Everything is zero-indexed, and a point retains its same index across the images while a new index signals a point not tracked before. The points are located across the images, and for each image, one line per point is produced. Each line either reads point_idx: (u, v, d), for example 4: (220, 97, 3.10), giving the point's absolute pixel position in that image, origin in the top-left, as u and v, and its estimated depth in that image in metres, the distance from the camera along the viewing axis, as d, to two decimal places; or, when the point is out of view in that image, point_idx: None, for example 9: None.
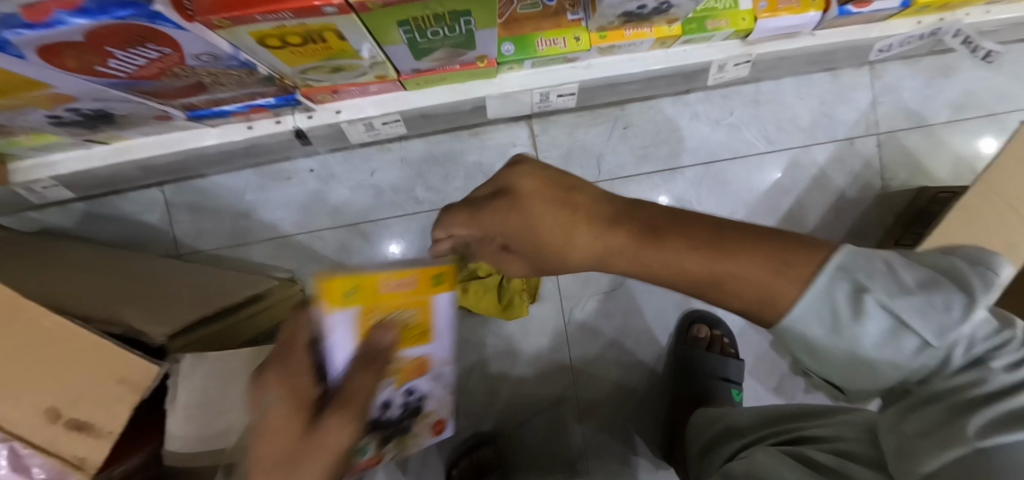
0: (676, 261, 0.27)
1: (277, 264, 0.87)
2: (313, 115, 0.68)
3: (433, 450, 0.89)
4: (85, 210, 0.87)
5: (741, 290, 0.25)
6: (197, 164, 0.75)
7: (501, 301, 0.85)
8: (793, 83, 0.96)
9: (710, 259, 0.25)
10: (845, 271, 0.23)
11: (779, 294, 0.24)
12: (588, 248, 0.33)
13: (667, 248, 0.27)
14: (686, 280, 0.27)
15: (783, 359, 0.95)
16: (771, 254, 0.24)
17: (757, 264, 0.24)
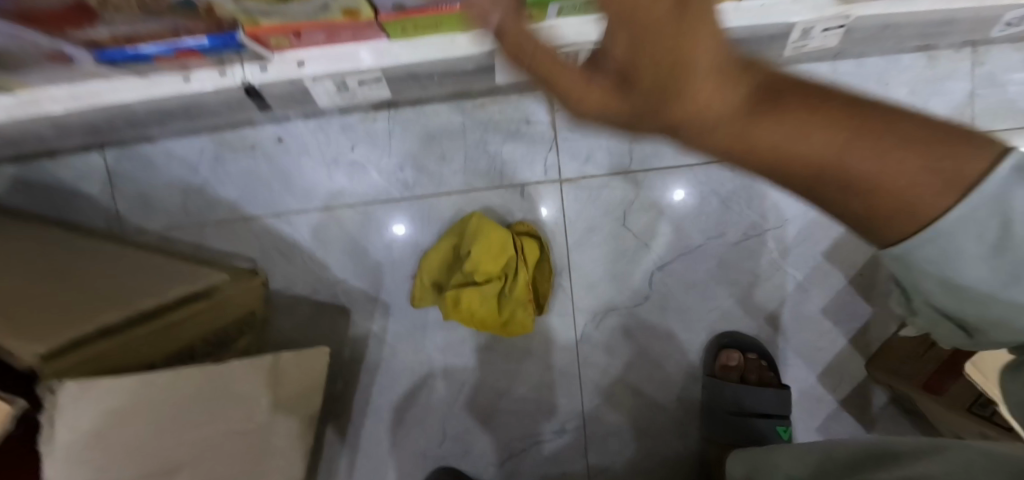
0: (801, 139, 0.16)
1: (236, 251, 0.73)
2: (266, 67, 0.52)
3: (413, 474, 0.77)
4: (16, 175, 0.72)
5: (882, 187, 0.16)
6: (134, 123, 0.60)
7: (501, 313, 0.67)
8: (879, 63, 0.77)
9: (857, 142, 0.15)
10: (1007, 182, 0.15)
11: (920, 204, 0.15)
12: (727, 136, 0.17)
13: (800, 114, 0.16)
14: (795, 171, 0.17)
15: (833, 397, 0.79)
16: (927, 146, 0.15)
17: (913, 154, 0.15)
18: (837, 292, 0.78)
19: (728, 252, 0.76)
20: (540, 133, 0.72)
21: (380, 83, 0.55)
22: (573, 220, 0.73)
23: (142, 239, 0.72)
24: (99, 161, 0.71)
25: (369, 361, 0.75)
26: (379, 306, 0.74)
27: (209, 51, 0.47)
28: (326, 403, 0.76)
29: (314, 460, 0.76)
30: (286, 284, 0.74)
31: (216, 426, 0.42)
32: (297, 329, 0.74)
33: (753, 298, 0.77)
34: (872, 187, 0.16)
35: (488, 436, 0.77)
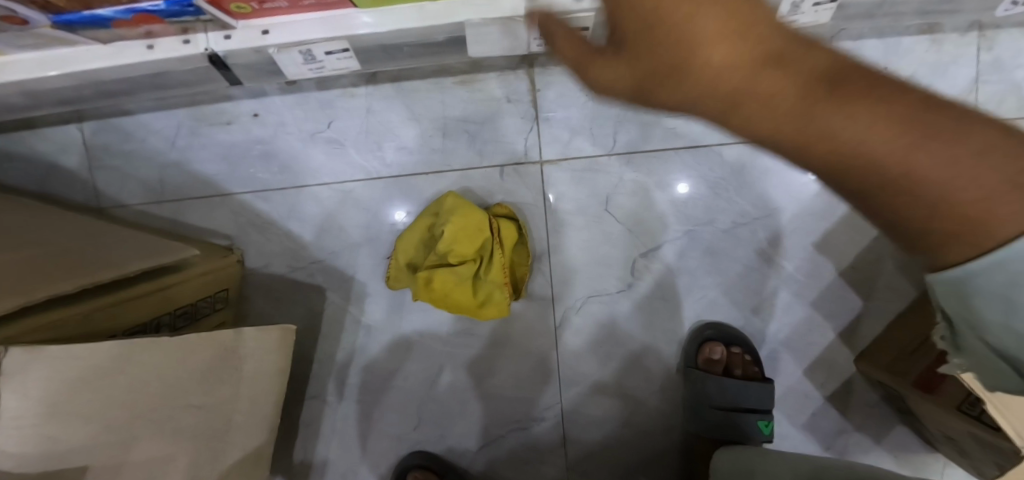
0: (858, 133, 0.17)
1: (213, 228, 0.72)
2: (231, 35, 0.50)
3: (388, 456, 0.77)
4: None
5: (940, 189, 0.16)
6: (103, 93, 0.59)
7: (477, 296, 0.66)
8: (879, 46, 0.73)
9: (921, 143, 0.16)
10: None
11: (997, 222, 0.16)
12: (797, 134, 0.18)
13: (868, 108, 0.17)
14: (864, 175, 0.18)
15: (819, 392, 0.77)
16: (998, 161, 0.16)
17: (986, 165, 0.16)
18: (829, 284, 0.75)
19: (715, 240, 0.74)
20: (522, 112, 0.69)
21: (349, 53, 0.54)
22: (554, 202, 0.71)
23: (120, 214, 0.71)
24: (76, 134, 0.70)
25: (346, 342, 0.75)
26: (356, 287, 0.73)
27: (167, 15, 0.46)
28: (303, 383, 0.75)
29: (291, 439, 0.76)
30: (263, 262, 0.73)
31: (172, 404, 0.38)
32: (274, 308, 0.73)
33: (740, 288, 0.75)
34: (916, 181, 0.16)
35: (465, 422, 0.77)
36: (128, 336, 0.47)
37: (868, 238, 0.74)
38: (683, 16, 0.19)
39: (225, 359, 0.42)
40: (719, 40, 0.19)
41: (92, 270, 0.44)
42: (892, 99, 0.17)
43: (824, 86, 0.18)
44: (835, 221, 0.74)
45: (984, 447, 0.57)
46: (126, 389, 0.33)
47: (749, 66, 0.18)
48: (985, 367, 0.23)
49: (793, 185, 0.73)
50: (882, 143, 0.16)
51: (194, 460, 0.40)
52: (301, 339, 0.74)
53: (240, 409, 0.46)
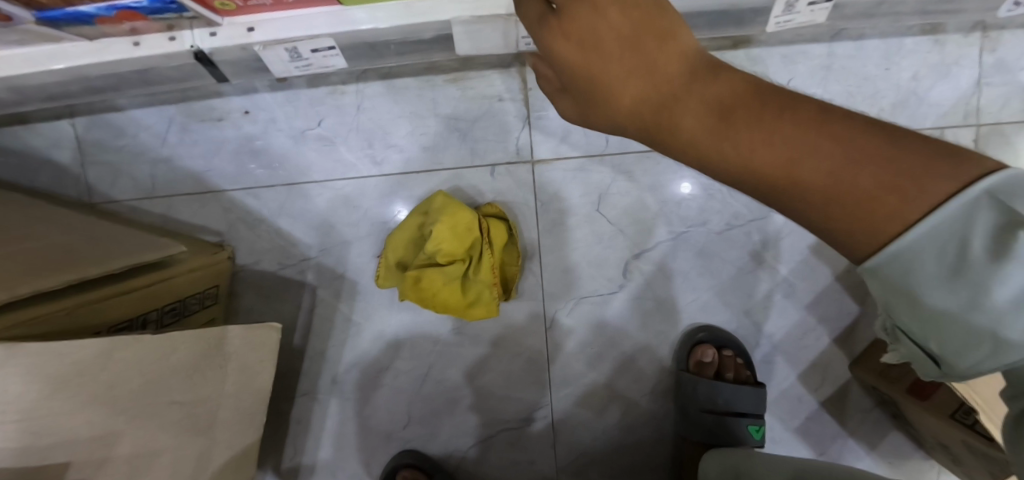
0: (739, 147, 0.19)
1: (204, 224, 0.72)
2: (217, 32, 0.50)
3: (377, 453, 0.77)
4: None
5: (822, 191, 0.17)
6: (89, 89, 0.59)
7: (466, 296, 0.66)
8: (879, 46, 0.71)
9: (792, 149, 0.18)
10: (942, 230, 0.16)
11: (888, 218, 0.16)
12: (698, 145, 0.21)
13: (745, 126, 0.19)
14: (757, 183, 0.19)
15: (812, 397, 0.76)
16: (888, 156, 0.16)
17: (868, 161, 0.16)
18: (824, 288, 0.74)
19: (709, 242, 0.73)
20: (514, 111, 0.69)
21: (335, 51, 0.53)
22: (545, 203, 0.71)
23: (113, 209, 0.72)
24: (69, 130, 0.71)
25: (336, 340, 0.75)
26: (347, 285, 0.73)
27: (151, 11, 0.46)
28: (293, 380, 0.76)
29: (281, 435, 0.76)
30: (254, 259, 0.73)
31: (154, 403, 0.37)
32: (265, 305, 0.74)
33: (733, 291, 0.74)
34: (802, 188, 0.18)
35: (454, 421, 0.77)
36: (115, 332, 0.47)
37: None
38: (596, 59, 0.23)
39: (213, 360, 0.41)
40: (624, 81, 0.23)
41: (78, 265, 0.44)
42: (779, 111, 0.19)
43: (719, 107, 0.20)
44: None
45: (978, 457, 0.56)
46: (105, 387, 0.33)
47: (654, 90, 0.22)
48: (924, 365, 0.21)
49: None
50: (760, 154, 0.18)
51: (177, 461, 0.40)
52: (291, 336, 0.75)
53: (230, 411, 0.45)
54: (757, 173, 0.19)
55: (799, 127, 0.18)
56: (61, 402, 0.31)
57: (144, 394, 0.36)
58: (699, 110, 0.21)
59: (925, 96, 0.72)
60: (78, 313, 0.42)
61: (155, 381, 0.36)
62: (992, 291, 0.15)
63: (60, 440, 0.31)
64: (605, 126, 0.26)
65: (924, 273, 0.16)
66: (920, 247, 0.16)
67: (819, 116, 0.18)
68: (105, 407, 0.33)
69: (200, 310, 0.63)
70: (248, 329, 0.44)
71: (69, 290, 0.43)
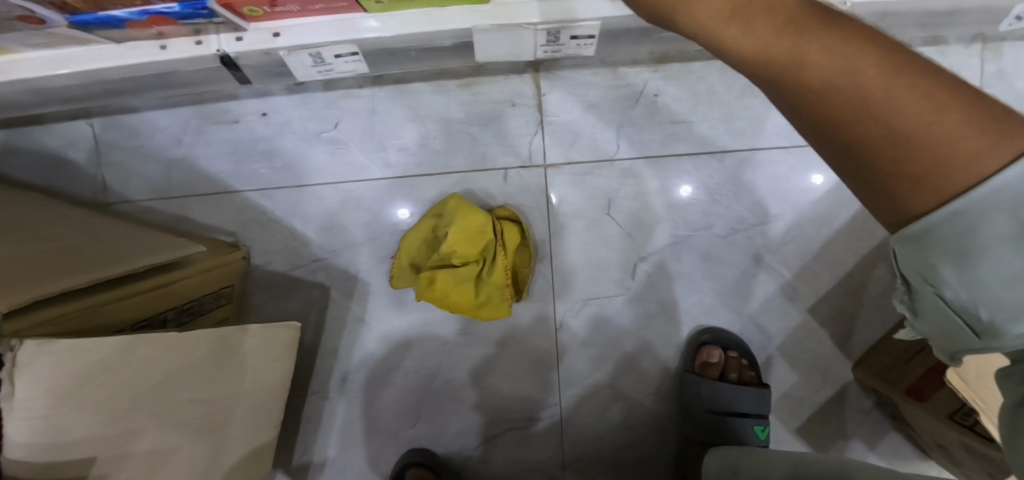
0: (826, 64, 0.18)
1: (217, 224, 0.73)
2: (242, 37, 0.51)
3: (386, 453, 0.77)
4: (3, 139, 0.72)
5: (902, 125, 0.16)
6: (109, 91, 0.59)
7: (477, 297, 0.67)
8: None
9: (885, 74, 0.17)
10: (1010, 192, 0.15)
11: (959, 166, 0.16)
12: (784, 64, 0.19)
13: (831, 45, 0.18)
14: (835, 107, 0.18)
15: (814, 398, 0.78)
16: (972, 108, 0.16)
17: (950, 105, 0.16)
18: (825, 292, 0.76)
19: (715, 245, 0.74)
20: (526, 117, 0.70)
21: (356, 56, 0.54)
22: (555, 206, 0.72)
23: (126, 209, 0.72)
24: (86, 130, 0.71)
25: (346, 340, 0.75)
26: (358, 286, 0.74)
27: (180, 16, 0.47)
28: (303, 379, 0.76)
29: (290, 434, 0.77)
30: (266, 259, 0.74)
31: (174, 400, 0.37)
32: (277, 305, 0.74)
33: (738, 294, 0.76)
34: (886, 116, 0.17)
35: (463, 421, 0.77)
36: (136, 330, 0.47)
37: (865, 247, 0.75)
38: None
39: (230, 354, 0.42)
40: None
41: (101, 264, 0.44)
42: (869, 43, 0.18)
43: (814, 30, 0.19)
44: (833, 229, 0.74)
45: (975, 456, 0.58)
46: (132, 383, 0.33)
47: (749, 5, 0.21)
48: (943, 340, 0.21)
49: (793, 193, 0.74)
50: (841, 74, 0.18)
51: (193, 458, 0.40)
52: (302, 336, 0.75)
53: (244, 401, 0.46)
54: (839, 93, 0.18)
55: (885, 60, 0.17)
56: (91, 396, 0.31)
57: (167, 388, 0.36)
58: (776, 28, 0.20)
59: None
60: (103, 310, 0.42)
61: (178, 378, 0.37)
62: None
63: (87, 436, 0.31)
64: (679, 26, 0.24)
65: (981, 227, 0.16)
66: (987, 201, 0.16)
67: (910, 60, 0.17)
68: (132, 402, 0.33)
69: (214, 310, 0.64)
70: (264, 328, 0.45)
71: (94, 289, 0.43)
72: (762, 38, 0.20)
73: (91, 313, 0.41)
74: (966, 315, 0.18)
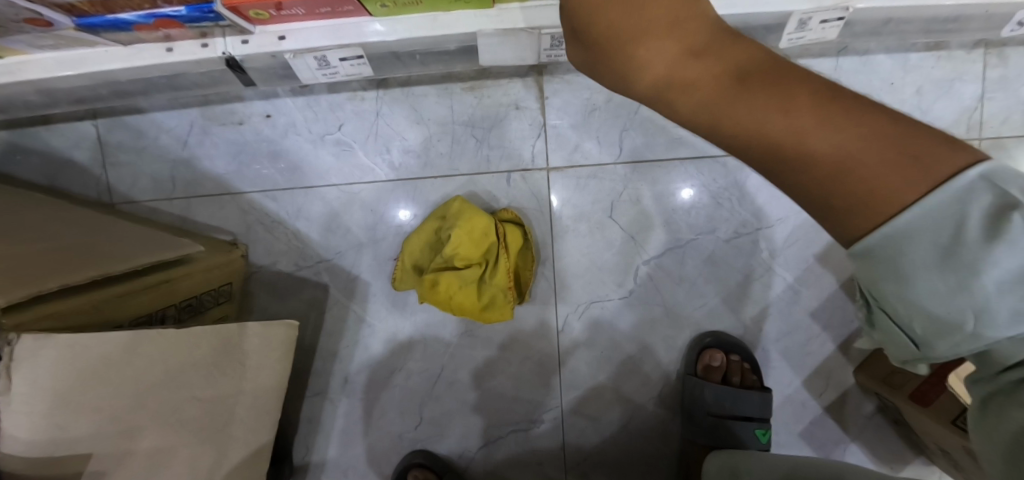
0: (772, 122, 0.21)
1: (223, 225, 0.73)
2: (248, 40, 0.52)
3: (388, 453, 0.78)
4: (9, 140, 0.72)
5: (834, 165, 0.20)
6: (115, 93, 0.60)
7: (480, 299, 0.67)
8: (883, 61, 0.74)
9: (818, 123, 0.20)
10: (932, 218, 0.18)
11: (896, 192, 0.18)
12: (733, 127, 0.23)
13: (761, 97, 0.22)
14: (779, 157, 0.22)
15: (817, 402, 0.78)
16: (896, 140, 0.19)
17: (863, 140, 0.19)
18: (828, 296, 0.76)
19: (717, 249, 0.74)
20: (530, 120, 0.70)
21: (362, 60, 0.55)
22: (558, 209, 0.72)
23: (132, 209, 0.73)
24: (91, 131, 0.72)
25: (350, 341, 0.76)
26: (362, 287, 0.74)
27: (188, 20, 0.47)
28: (306, 380, 0.77)
29: (294, 435, 0.77)
30: (270, 260, 0.74)
31: (176, 397, 0.36)
32: (283, 307, 0.75)
33: (741, 298, 0.76)
34: (824, 162, 0.20)
35: (464, 422, 0.78)
36: (135, 326, 0.47)
37: None
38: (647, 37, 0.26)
39: (230, 352, 0.40)
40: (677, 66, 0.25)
41: (100, 261, 0.44)
42: (791, 91, 0.22)
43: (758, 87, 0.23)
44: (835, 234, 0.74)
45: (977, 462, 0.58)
46: (129, 378, 0.33)
47: (702, 72, 0.25)
48: (895, 349, 0.23)
49: None
50: (769, 120, 0.21)
51: (199, 458, 0.39)
52: (306, 337, 0.76)
53: (248, 403, 0.43)
54: (787, 148, 0.21)
55: (817, 111, 0.21)
56: (86, 390, 0.31)
57: (163, 384, 0.35)
58: (725, 83, 0.24)
59: (927, 111, 0.74)
60: (100, 306, 0.42)
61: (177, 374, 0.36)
62: (979, 272, 0.17)
63: (83, 433, 0.31)
64: (643, 99, 0.29)
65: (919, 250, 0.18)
66: (914, 230, 0.18)
67: (836, 105, 0.21)
68: (127, 398, 0.33)
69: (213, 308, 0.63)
70: (270, 326, 0.43)
71: (91, 285, 0.43)
72: (708, 108, 0.24)
73: (90, 309, 0.41)
74: (914, 329, 0.20)
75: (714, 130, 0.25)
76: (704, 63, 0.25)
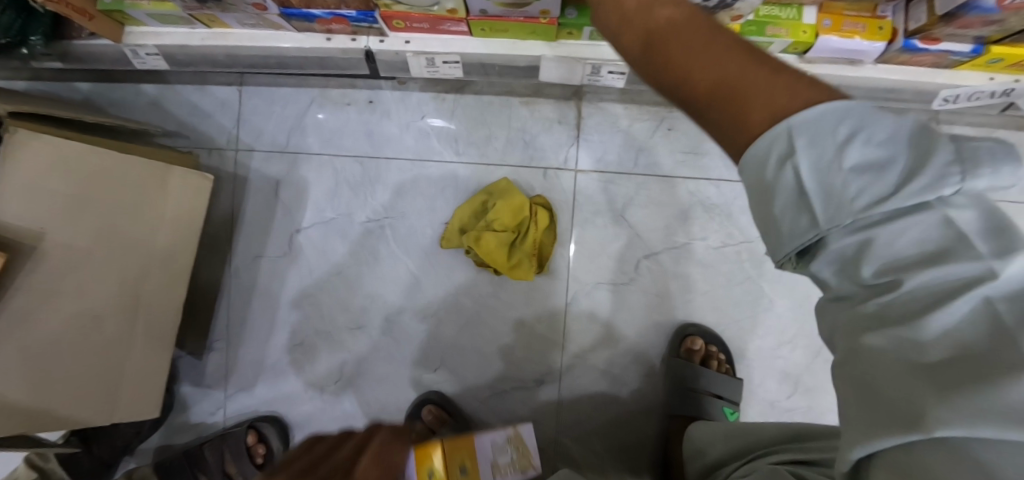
0: (703, 56, 0.21)
1: (309, 179, 0.90)
2: (384, 40, 0.74)
3: (407, 392, 0.89)
4: (159, 94, 0.92)
5: (722, 78, 0.20)
6: (273, 66, 0.82)
7: (510, 260, 0.84)
8: None
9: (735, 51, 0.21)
10: (811, 124, 0.18)
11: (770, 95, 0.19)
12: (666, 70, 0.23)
13: (708, 42, 0.21)
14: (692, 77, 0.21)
15: (789, 403, 0.87)
16: (775, 65, 0.20)
17: (746, 64, 0.20)
18: (801, 307, 0.88)
19: (708, 254, 0.88)
20: (568, 132, 0.88)
21: (458, 64, 0.76)
22: (581, 202, 0.88)
23: (246, 157, 0.91)
24: (228, 93, 0.91)
25: (395, 291, 0.90)
26: (413, 244, 0.90)
27: (354, 20, 0.69)
28: (351, 316, 0.90)
29: (333, 362, 0.90)
30: (346, 211, 0.90)
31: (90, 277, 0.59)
32: (314, 255, 0.90)
33: (727, 300, 0.88)
34: (727, 90, 0.20)
35: (477, 374, 0.89)
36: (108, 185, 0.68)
37: None
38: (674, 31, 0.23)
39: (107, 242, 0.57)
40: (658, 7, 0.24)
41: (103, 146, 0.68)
42: (719, 31, 0.22)
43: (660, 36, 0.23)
44: None
45: None
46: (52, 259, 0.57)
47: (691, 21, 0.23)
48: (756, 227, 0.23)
49: None
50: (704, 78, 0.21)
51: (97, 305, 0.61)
52: (360, 279, 0.90)
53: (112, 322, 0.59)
54: (693, 86, 0.22)
55: (738, 46, 0.21)
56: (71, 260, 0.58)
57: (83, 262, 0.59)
58: (706, 36, 0.22)
59: None
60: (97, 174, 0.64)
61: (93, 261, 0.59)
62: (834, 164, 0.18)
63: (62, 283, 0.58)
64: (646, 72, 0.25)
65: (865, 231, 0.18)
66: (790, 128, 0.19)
67: (750, 50, 0.21)
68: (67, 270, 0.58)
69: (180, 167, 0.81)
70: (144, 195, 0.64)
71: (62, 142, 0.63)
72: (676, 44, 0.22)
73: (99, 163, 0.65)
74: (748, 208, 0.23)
75: (661, 80, 0.24)
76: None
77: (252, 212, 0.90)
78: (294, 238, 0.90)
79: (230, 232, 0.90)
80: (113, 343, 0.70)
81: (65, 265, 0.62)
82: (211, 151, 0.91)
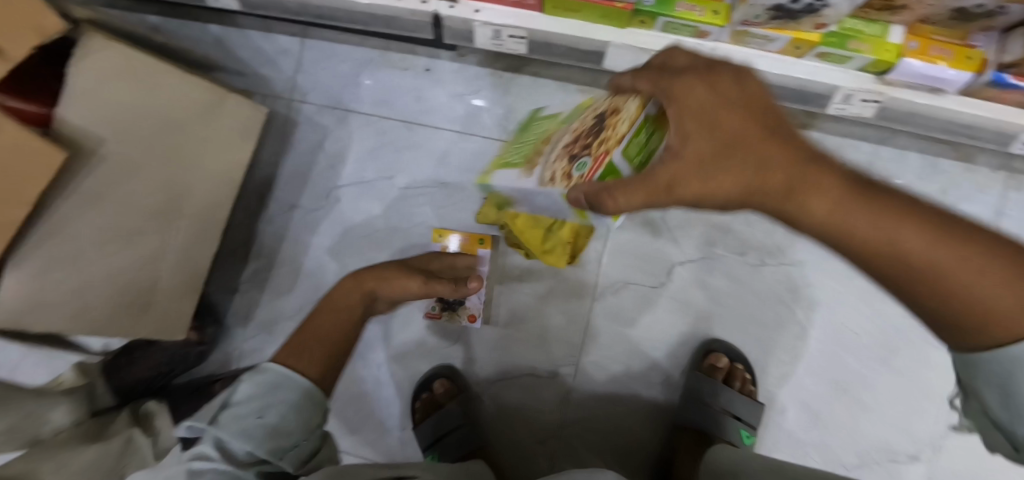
0: (888, 239, 0.26)
1: (355, 137, 0.90)
2: (454, 6, 0.71)
3: (419, 363, 0.88)
4: (221, 34, 0.93)
5: (926, 269, 0.25)
6: (339, 19, 0.82)
7: (544, 244, 0.80)
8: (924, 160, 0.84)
9: (925, 239, 0.25)
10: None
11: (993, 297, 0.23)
12: (815, 218, 0.30)
13: (868, 208, 0.28)
14: (894, 264, 0.27)
15: (806, 435, 0.83)
16: (986, 253, 0.24)
17: (962, 267, 0.24)
18: (834, 339, 0.84)
19: (740, 268, 0.85)
20: None
21: (523, 40, 0.75)
22: None
23: (296, 107, 0.91)
24: (289, 43, 0.92)
25: None
26: (447, 216, 0.89)
27: None
28: None
29: None
30: (386, 173, 0.90)
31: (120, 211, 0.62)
32: (347, 212, 0.90)
33: (757, 321, 0.85)
34: (932, 277, 0.25)
35: (492, 355, 0.88)
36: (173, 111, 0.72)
37: (880, 314, 0.83)
38: (846, 227, 0.28)
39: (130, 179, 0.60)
40: (808, 203, 0.30)
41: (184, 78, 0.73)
42: (905, 214, 0.27)
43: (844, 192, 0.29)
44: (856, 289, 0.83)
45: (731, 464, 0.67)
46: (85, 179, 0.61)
47: (845, 214, 0.28)
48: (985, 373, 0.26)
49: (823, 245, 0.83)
50: (913, 241, 0.25)
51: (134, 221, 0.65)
52: (388, 243, 0.90)
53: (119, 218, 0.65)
54: (885, 246, 0.27)
55: (925, 231, 0.26)
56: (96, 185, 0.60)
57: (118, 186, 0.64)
58: (878, 223, 0.27)
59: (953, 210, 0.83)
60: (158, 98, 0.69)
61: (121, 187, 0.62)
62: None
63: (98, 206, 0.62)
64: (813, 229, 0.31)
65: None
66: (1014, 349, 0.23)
67: (939, 228, 0.26)
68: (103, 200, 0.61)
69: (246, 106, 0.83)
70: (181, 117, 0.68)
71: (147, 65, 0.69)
72: (832, 226, 0.29)
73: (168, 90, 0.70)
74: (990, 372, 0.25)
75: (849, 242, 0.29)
76: (841, 195, 0.29)
77: (294, 162, 0.91)
78: (331, 193, 0.90)
79: (271, 178, 0.91)
80: (151, 257, 0.74)
81: (116, 173, 0.67)
82: (263, 97, 0.92)
